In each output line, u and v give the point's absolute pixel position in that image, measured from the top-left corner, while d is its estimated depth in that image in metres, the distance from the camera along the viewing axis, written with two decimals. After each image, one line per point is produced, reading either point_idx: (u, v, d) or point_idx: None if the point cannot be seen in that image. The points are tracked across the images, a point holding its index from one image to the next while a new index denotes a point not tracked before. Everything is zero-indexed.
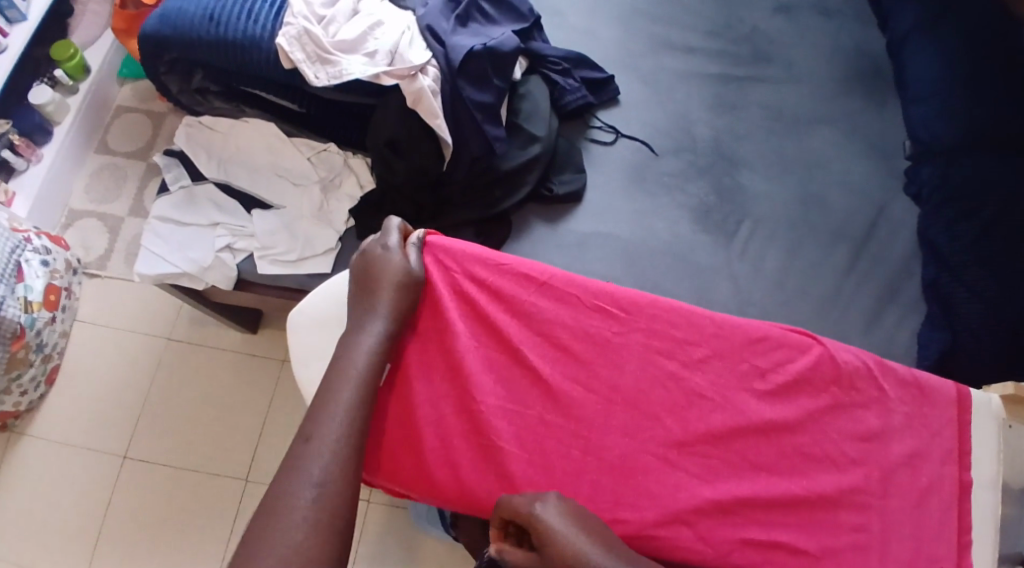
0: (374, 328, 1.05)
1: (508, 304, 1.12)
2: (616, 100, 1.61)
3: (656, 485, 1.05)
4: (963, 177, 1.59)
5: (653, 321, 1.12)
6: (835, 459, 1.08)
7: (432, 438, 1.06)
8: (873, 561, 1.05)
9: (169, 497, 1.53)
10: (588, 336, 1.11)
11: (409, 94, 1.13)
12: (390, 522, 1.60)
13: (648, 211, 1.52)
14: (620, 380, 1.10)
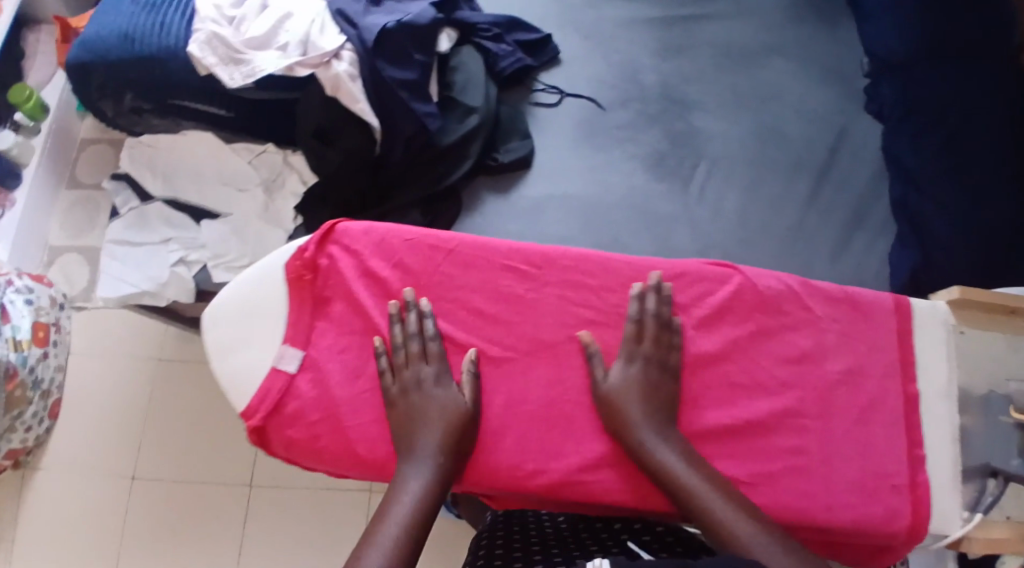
0: (427, 454, 1.02)
1: (419, 278, 1.12)
2: (555, 59, 1.58)
3: (582, 431, 1.09)
4: (923, 89, 1.52)
5: (565, 273, 1.15)
6: (766, 384, 1.12)
7: (352, 414, 1.08)
8: (817, 479, 1.09)
9: (178, 508, 1.59)
10: (499, 296, 1.12)
11: (328, 81, 1.16)
12: None
13: (600, 167, 1.51)
14: (538, 334, 1.12)
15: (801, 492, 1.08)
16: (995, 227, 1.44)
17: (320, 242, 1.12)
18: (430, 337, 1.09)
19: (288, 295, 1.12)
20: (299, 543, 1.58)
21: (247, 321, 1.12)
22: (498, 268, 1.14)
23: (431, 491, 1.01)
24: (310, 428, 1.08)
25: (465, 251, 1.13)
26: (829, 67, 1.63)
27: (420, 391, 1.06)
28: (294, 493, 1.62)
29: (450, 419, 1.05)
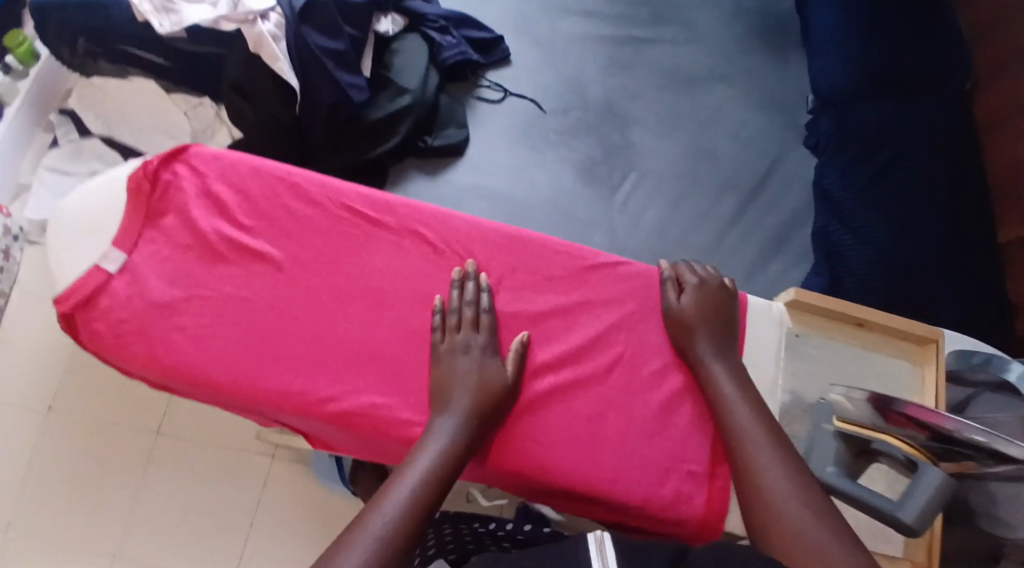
0: (460, 408, 0.87)
1: (241, 198, 0.94)
2: (506, 60, 1.62)
3: (373, 377, 0.90)
4: (859, 121, 1.57)
5: (402, 217, 0.96)
6: (599, 369, 0.95)
7: (138, 335, 0.88)
8: (635, 481, 0.92)
9: (89, 455, 1.50)
10: (320, 223, 0.94)
11: (250, 38, 1.21)
12: (293, 480, 1.53)
13: (530, 167, 1.54)
14: (361, 272, 0.93)
15: (619, 474, 0.92)
16: (911, 261, 1.47)
17: (161, 155, 0.93)
18: (484, 308, 0.93)
19: (125, 205, 0.93)
20: (204, 497, 1.50)
21: (73, 230, 0.92)
22: (334, 205, 0.95)
23: (458, 451, 0.85)
24: (113, 331, 0.88)
25: (312, 185, 0.95)
26: (769, 99, 1.70)
27: (465, 356, 0.90)
28: (197, 450, 1.52)
29: (492, 388, 0.89)
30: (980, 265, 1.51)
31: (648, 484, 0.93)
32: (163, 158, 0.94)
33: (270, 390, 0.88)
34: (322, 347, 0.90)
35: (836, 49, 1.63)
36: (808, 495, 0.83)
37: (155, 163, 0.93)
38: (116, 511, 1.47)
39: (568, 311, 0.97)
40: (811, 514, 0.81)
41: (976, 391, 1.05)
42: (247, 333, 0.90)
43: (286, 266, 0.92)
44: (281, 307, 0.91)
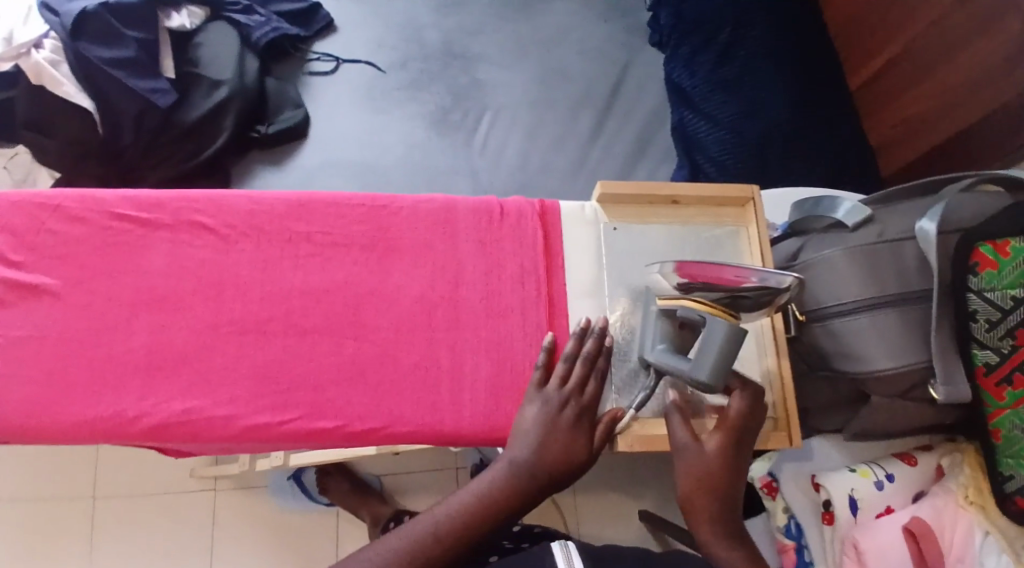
0: (538, 448, 0.85)
1: (12, 237, 0.88)
2: (330, 27, 1.53)
3: (188, 375, 0.85)
4: (691, 7, 1.44)
5: (179, 213, 0.90)
6: (424, 318, 0.90)
7: None
8: (478, 416, 0.88)
9: (24, 529, 1.44)
10: (100, 243, 0.88)
11: (29, 69, 1.22)
12: (235, 505, 1.47)
13: (378, 129, 1.45)
14: (148, 280, 0.88)
15: (458, 409, 0.88)
16: (770, 127, 1.36)
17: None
18: (597, 367, 0.89)
19: None
20: (147, 541, 1.44)
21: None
22: (100, 218, 0.89)
23: (521, 491, 0.85)
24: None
25: (74, 204, 0.89)
26: (609, 5, 1.62)
27: (553, 410, 0.86)
28: (139, 499, 1.47)
29: (574, 442, 0.86)
30: (840, 115, 1.42)
31: (488, 413, 0.88)
32: None
33: (73, 420, 0.83)
34: (115, 362, 0.85)
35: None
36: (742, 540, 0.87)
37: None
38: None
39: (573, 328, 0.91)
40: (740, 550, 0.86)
41: (809, 239, 0.98)
42: (50, 369, 0.84)
43: (66, 293, 0.87)
44: (79, 332, 0.86)
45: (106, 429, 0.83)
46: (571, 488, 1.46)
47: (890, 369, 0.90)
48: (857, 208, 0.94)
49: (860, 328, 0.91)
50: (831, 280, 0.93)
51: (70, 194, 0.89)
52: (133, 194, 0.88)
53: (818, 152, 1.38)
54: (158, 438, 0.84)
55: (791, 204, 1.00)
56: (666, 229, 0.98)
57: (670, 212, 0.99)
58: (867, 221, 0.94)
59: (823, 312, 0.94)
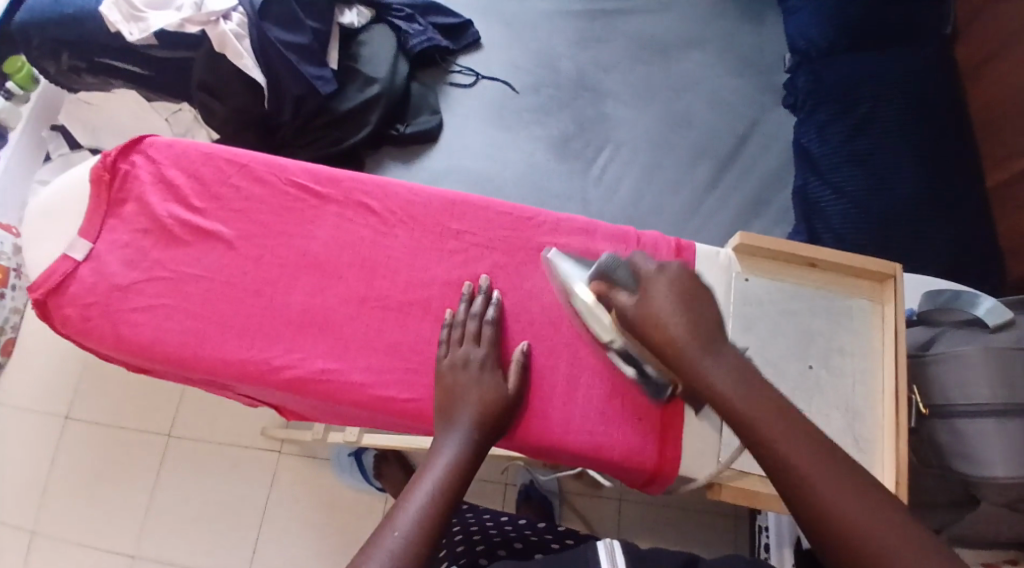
0: (465, 425, 0.84)
1: (198, 186, 0.96)
2: (476, 44, 1.59)
3: (327, 340, 0.91)
4: (834, 78, 1.46)
5: (350, 192, 0.97)
6: (551, 330, 0.94)
7: (103, 314, 0.91)
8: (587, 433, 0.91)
9: (102, 454, 1.51)
10: (273, 207, 0.96)
11: (215, 37, 1.28)
12: (297, 473, 1.51)
13: (505, 145, 1.49)
14: (310, 246, 0.95)
15: (569, 422, 0.91)
16: (893, 209, 1.36)
17: (119, 148, 0.97)
18: (486, 319, 0.91)
19: (87, 197, 0.97)
20: (210, 488, 1.49)
21: (53, 218, 0.98)
22: (279, 183, 0.96)
23: (467, 469, 0.82)
24: (82, 312, 0.91)
25: (260, 166, 0.97)
26: (747, 61, 1.59)
27: (466, 371, 0.88)
28: (214, 447, 1.52)
29: (494, 394, 0.86)
30: (970, 210, 1.37)
31: (597, 430, 0.91)
32: (133, 155, 0.97)
33: (222, 358, 0.89)
34: (270, 315, 0.91)
35: (811, 5, 1.53)
36: (812, 436, 0.76)
37: (113, 155, 0.96)
38: (133, 514, 1.47)
39: (461, 293, 0.94)
40: (815, 452, 0.75)
41: (944, 330, 1.02)
42: (209, 308, 0.91)
43: (237, 245, 0.94)
44: (238, 281, 0.92)
45: (244, 374, 0.89)
46: (616, 529, 1.45)
47: (1006, 478, 0.90)
48: (997, 309, 0.96)
49: (985, 431, 0.92)
50: (961, 376, 0.94)
51: (256, 156, 0.97)
52: (312, 166, 0.96)
53: (940, 243, 1.35)
54: (289, 392, 0.89)
55: (927, 292, 1.03)
56: (796, 288, 1.01)
57: (806, 274, 1.02)
58: (1007, 324, 0.96)
59: (950, 410, 0.95)
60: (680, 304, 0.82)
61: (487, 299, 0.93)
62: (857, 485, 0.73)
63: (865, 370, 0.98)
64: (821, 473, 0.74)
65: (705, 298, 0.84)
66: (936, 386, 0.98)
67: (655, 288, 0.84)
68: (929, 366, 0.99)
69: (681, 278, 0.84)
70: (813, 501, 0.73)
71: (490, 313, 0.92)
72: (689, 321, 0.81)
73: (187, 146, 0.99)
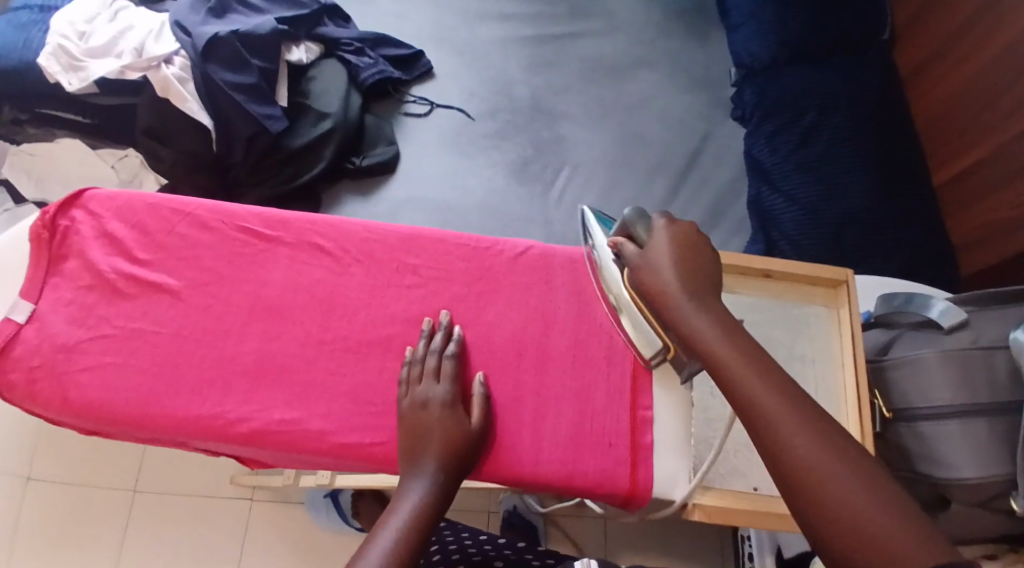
0: (430, 468, 0.83)
1: (143, 237, 0.94)
2: (429, 73, 1.57)
3: (285, 387, 0.88)
4: (783, 88, 1.47)
5: (300, 232, 0.95)
6: (515, 360, 0.92)
7: (50, 376, 0.87)
8: (557, 462, 0.89)
9: (66, 516, 1.45)
10: (222, 254, 0.93)
11: (157, 82, 1.27)
12: (270, 520, 1.48)
13: (462, 172, 1.48)
14: (263, 291, 0.92)
15: (540, 453, 0.89)
16: (848, 213, 1.36)
17: (59, 202, 0.94)
18: (448, 355, 0.89)
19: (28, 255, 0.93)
20: (180, 543, 1.45)
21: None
22: (227, 229, 0.94)
23: (432, 514, 0.81)
24: (27, 376, 0.88)
25: (206, 213, 0.95)
26: (696, 76, 1.60)
27: (428, 410, 0.85)
28: (183, 500, 1.48)
29: (458, 434, 0.85)
30: (919, 211, 1.39)
31: (567, 459, 0.89)
32: (74, 209, 0.95)
33: (176, 413, 0.86)
34: (224, 366, 0.89)
35: (753, 19, 1.54)
36: (786, 386, 0.74)
37: (52, 211, 0.93)
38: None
39: (420, 329, 0.92)
40: (785, 401, 0.73)
41: (900, 331, 1.01)
42: (161, 363, 0.88)
43: (186, 295, 0.91)
44: (190, 332, 0.90)
45: (201, 428, 0.86)
46: (601, 546, 1.41)
47: (974, 479, 0.90)
48: (951, 310, 0.95)
49: (951, 433, 0.91)
50: (921, 379, 0.94)
51: (203, 203, 0.95)
52: (260, 209, 0.94)
53: (897, 244, 1.35)
54: (248, 443, 0.86)
55: (881, 295, 1.02)
56: (754, 300, 1.00)
57: (762, 285, 1.00)
58: (962, 326, 0.95)
59: (913, 413, 0.95)
60: (677, 259, 0.83)
61: (448, 336, 0.91)
62: (828, 434, 0.71)
63: (830, 378, 0.97)
64: (792, 422, 0.72)
65: (707, 256, 0.85)
66: (896, 391, 0.98)
67: (656, 243, 0.85)
68: (887, 372, 0.99)
69: (681, 238, 0.84)
70: (782, 453, 0.71)
71: (452, 347, 0.90)
72: (683, 273, 0.82)
73: (131, 197, 0.96)
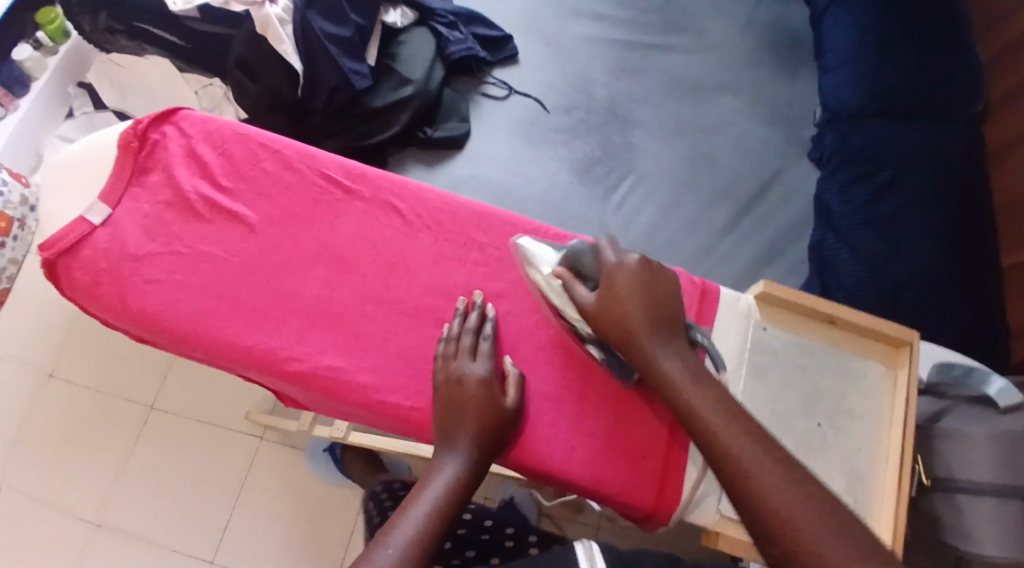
0: (464, 445, 0.83)
1: (227, 164, 0.96)
2: (514, 58, 1.58)
3: (337, 336, 0.90)
4: (862, 140, 1.44)
5: (378, 189, 0.96)
6: (566, 355, 0.93)
7: (114, 282, 0.90)
8: (585, 462, 0.89)
9: (80, 418, 1.47)
10: (300, 197, 0.95)
11: (258, 19, 1.29)
12: (277, 462, 1.46)
13: (528, 161, 1.48)
14: (333, 240, 0.94)
15: (570, 452, 0.90)
16: (907, 276, 1.34)
17: (152, 115, 0.96)
18: (484, 335, 0.90)
19: (112, 160, 0.95)
20: (184, 466, 1.45)
21: (72, 176, 0.96)
22: (310, 172, 0.96)
23: (463, 489, 0.81)
24: (92, 277, 0.90)
25: (292, 152, 0.96)
26: (777, 108, 1.57)
27: (464, 386, 0.86)
28: (195, 424, 1.48)
29: (493, 413, 0.85)
30: (978, 288, 1.37)
31: (598, 460, 0.90)
32: (166, 126, 0.97)
33: (228, 341, 0.88)
34: (284, 304, 0.90)
35: (845, 65, 1.51)
36: (749, 426, 0.78)
37: (144, 123, 0.96)
38: (102, 485, 1.44)
39: (455, 307, 0.92)
40: (757, 448, 0.76)
41: (953, 404, 1.01)
42: (223, 288, 0.90)
43: (259, 227, 0.93)
44: (257, 266, 0.91)
45: (250, 359, 0.88)
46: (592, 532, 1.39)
47: (1001, 556, 0.89)
48: (1008, 390, 0.95)
49: (982, 511, 0.91)
50: (964, 452, 0.94)
51: (290, 142, 0.97)
52: (344, 159, 0.95)
53: (948, 316, 1.34)
54: (294, 382, 0.88)
55: (938, 364, 1.03)
56: (810, 343, 0.99)
57: (821, 331, 1.00)
58: (1016, 407, 0.95)
59: (950, 483, 0.95)
60: (640, 293, 0.84)
61: (484, 315, 0.91)
62: (795, 478, 0.73)
63: (869, 432, 0.97)
64: (772, 478, 0.73)
65: (667, 281, 0.87)
66: (938, 458, 0.98)
67: (615, 279, 0.85)
68: (933, 440, 0.99)
69: (643, 266, 0.85)
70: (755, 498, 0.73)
71: (490, 330, 0.90)
72: (646, 307, 0.84)
73: (223, 123, 0.98)
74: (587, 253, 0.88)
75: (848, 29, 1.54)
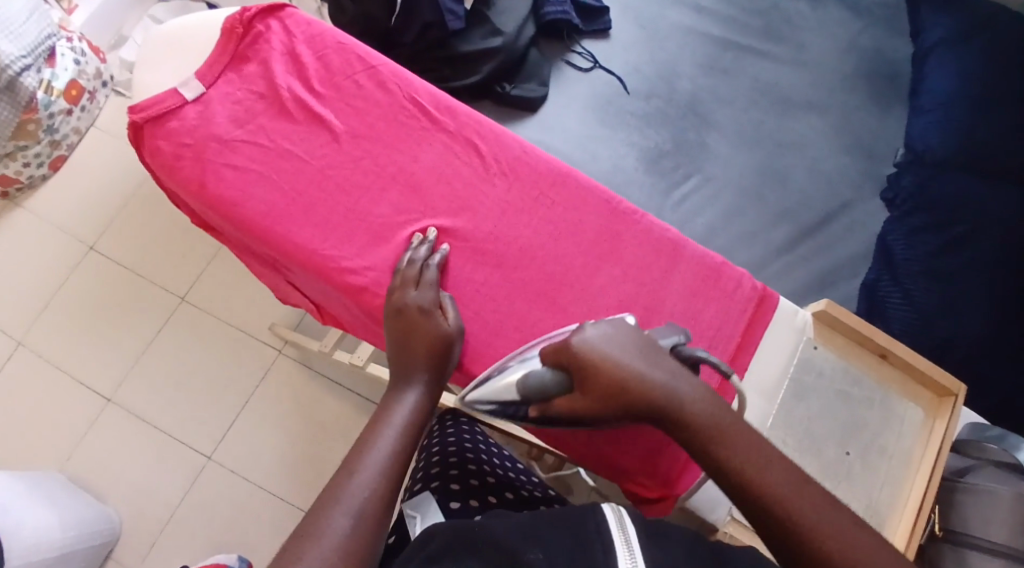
0: (421, 376, 0.86)
1: (322, 71, 0.98)
2: (605, 33, 1.57)
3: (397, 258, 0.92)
4: (944, 190, 1.39)
5: (464, 127, 0.97)
6: None
7: (196, 159, 0.94)
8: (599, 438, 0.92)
9: (110, 291, 1.49)
10: (388, 118, 0.97)
11: None
12: (286, 377, 1.46)
13: (597, 139, 1.49)
14: (411, 166, 0.95)
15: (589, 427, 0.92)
16: (956, 334, 1.31)
17: (262, 8, 0.99)
18: (429, 265, 0.90)
19: (214, 42, 0.98)
20: (200, 361, 1.46)
21: (172, 50, 0.98)
22: (401, 96, 0.98)
23: (422, 416, 0.85)
24: (175, 150, 0.94)
25: (387, 73, 0.98)
26: (863, 138, 1.52)
27: (412, 318, 0.87)
28: (217, 324, 1.49)
29: (443, 345, 0.87)
30: None
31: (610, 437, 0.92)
32: (274, 22, 1.00)
33: (290, 241, 0.92)
34: (353, 217, 0.93)
35: (939, 109, 1.46)
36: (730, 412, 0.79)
37: (252, 13, 0.98)
38: (119, 362, 1.46)
39: (410, 237, 0.93)
40: (749, 437, 0.77)
41: (979, 464, 1.02)
42: (296, 188, 0.93)
43: (342, 138, 0.95)
44: (332, 176, 0.94)
45: (309, 262, 0.91)
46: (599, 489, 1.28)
47: None
48: None
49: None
50: None
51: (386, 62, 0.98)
52: (435, 90, 0.97)
53: (995, 383, 1.30)
54: (347, 294, 0.91)
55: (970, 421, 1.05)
56: (859, 374, 0.99)
57: (875, 365, 1.01)
58: None
59: (965, 537, 0.98)
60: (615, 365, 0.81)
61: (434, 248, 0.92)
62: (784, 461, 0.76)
63: (896, 477, 0.96)
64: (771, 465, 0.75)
65: (627, 336, 0.84)
66: (956, 511, 1.00)
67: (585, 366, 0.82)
68: (955, 494, 1.01)
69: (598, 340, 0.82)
70: (764, 496, 0.74)
71: (431, 264, 0.90)
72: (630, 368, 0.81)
73: (329, 30, 1.00)
74: (543, 371, 0.84)
75: (950, 72, 1.48)
